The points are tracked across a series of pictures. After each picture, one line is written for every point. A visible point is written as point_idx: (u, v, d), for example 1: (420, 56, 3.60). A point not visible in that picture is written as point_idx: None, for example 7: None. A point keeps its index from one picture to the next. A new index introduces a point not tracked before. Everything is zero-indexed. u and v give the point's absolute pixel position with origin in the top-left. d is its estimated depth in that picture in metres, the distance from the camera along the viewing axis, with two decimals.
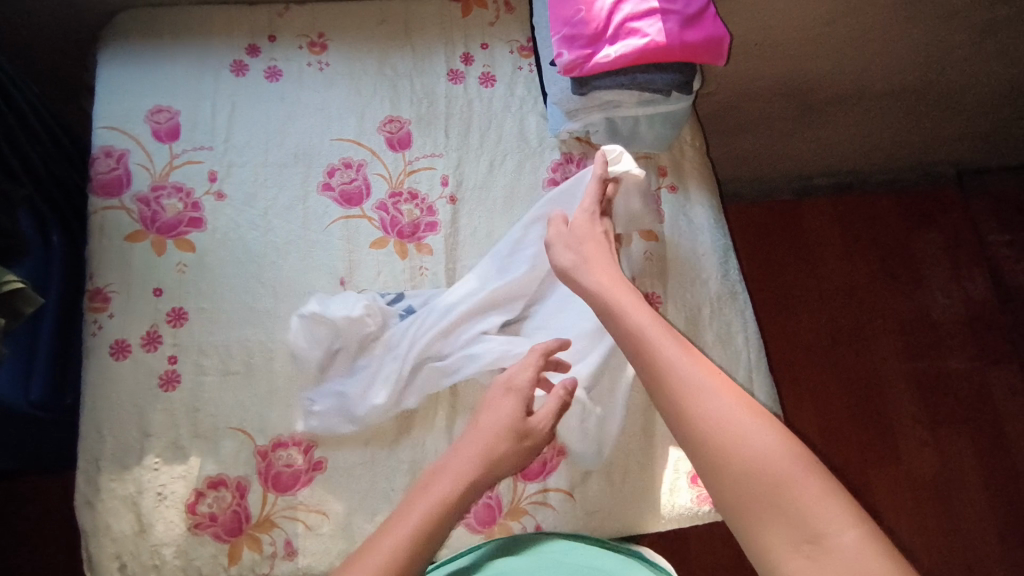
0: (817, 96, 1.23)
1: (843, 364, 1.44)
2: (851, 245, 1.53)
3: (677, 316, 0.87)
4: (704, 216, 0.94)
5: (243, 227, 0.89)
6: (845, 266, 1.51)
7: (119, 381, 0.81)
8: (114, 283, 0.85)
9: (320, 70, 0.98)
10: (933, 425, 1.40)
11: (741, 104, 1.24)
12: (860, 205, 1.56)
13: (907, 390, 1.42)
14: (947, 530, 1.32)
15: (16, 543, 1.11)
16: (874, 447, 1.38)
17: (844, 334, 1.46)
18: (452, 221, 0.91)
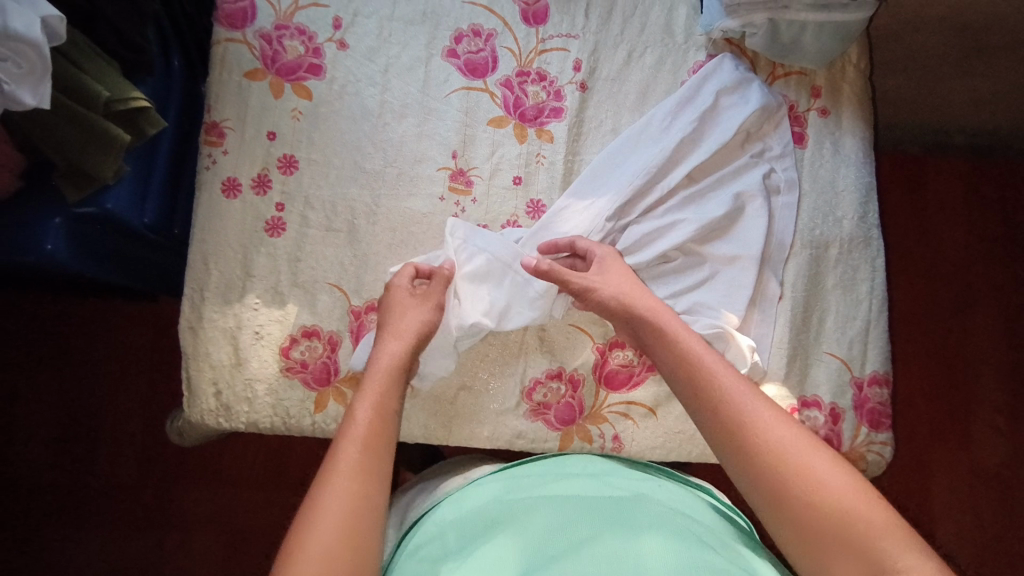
0: (1001, 40, 1.06)
1: (936, 337, 1.35)
2: (978, 214, 1.39)
3: (801, 255, 0.83)
4: (853, 149, 0.86)
5: (362, 83, 0.85)
6: (964, 237, 1.38)
7: (228, 218, 0.82)
8: (230, 119, 0.83)
9: None
10: (1015, 417, 1.32)
11: (908, 36, 1.08)
12: (1000, 175, 1.40)
13: (1001, 375, 1.33)
14: (1004, 517, 1.28)
15: (112, 360, 1.19)
16: (950, 427, 1.31)
17: (947, 308, 1.36)
18: (579, 110, 0.85)
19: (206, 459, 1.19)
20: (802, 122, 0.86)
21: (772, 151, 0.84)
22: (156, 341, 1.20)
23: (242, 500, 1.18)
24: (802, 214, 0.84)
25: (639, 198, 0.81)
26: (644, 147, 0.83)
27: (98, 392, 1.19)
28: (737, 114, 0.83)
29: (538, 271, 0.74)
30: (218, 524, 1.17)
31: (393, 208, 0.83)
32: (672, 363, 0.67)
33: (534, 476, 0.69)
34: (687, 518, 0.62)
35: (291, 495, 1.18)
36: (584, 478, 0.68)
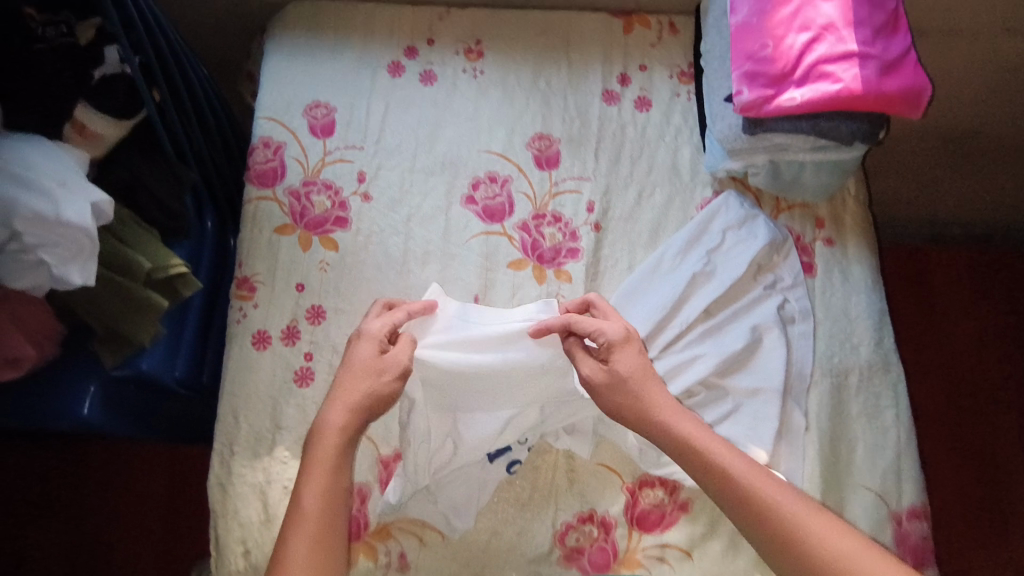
0: (981, 142, 1.17)
1: (967, 436, 1.33)
2: (987, 308, 1.40)
3: (822, 383, 0.83)
4: (862, 276, 0.88)
5: (386, 233, 0.89)
6: (972, 331, 1.39)
7: (258, 370, 0.84)
8: (261, 273, 0.87)
9: (474, 78, 0.96)
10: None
11: (897, 146, 1.18)
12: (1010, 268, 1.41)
13: None
14: None
15: (128, 500, 1.18)
16: (993, 531, 1.27)
17: (970, 404, 1.34)
18: (594, 249, 0.89)
19: None
20: (810, 252, 0.88)
21: (784, 281, 0.86)
22: (172, 479, 1.19)
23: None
24: (819, 343, 0.85)
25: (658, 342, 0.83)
26: (651, 288, 0.85)
27: (112, 536, 1.16)
28: (746, 250, 0.86)
29: (568, 354, 0.74)
30: None
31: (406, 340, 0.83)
32: (702, 471, 0.68)
33: None
34: None
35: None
36: None
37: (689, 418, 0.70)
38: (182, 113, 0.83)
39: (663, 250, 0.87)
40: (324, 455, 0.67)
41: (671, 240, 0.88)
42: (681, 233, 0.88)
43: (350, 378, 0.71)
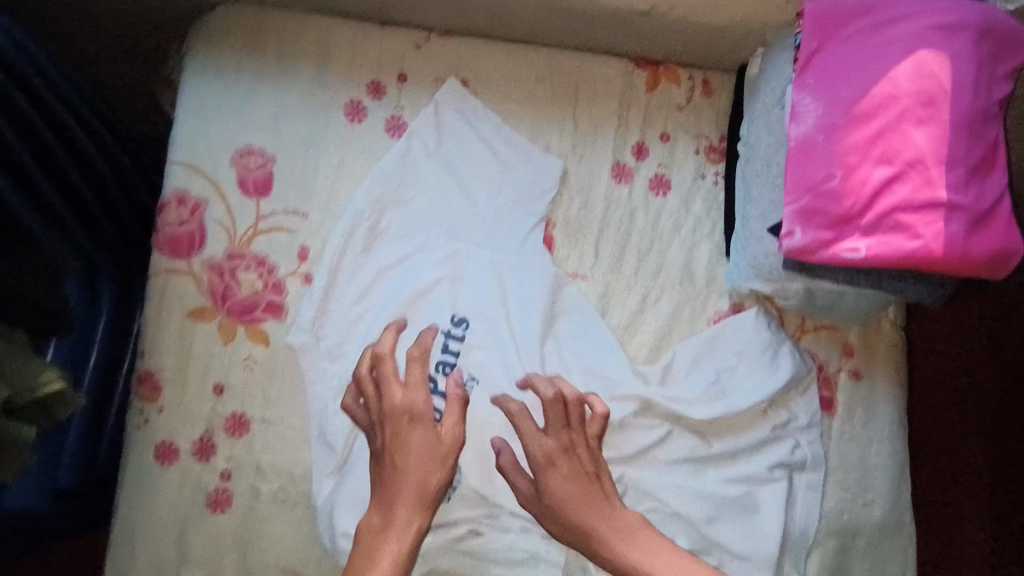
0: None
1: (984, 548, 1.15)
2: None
3: (827, 542, 0.74)
4: (886, 420, 0.77)
5: (370, 318, 0.72)
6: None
7: (162, 491, 0.68)
8: (168, 369, 0.70)
9: (438, 130, 0.76)
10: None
11: None
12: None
13: None
14: None
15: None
16: None
17: None
18: (586, 365, 0.73)
19: None
20: (830, 385, 0.77)
21: (798, 422, 0.75)
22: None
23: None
24: (828, 495, 0.75)
25: (650, 476, 0.73)
26: (647, 416, 0.73)
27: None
28: (758, 385, 0.74)
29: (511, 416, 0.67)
30: None
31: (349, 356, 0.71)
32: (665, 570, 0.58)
33: None
34: None
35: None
36: None
37: (601, 511, 0.62)
38: (4, 101, 0.57)
39: (662, 366, 0.74)
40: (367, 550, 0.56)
41: (675, 356, 0.75)
42: (688, 347, 0.75)
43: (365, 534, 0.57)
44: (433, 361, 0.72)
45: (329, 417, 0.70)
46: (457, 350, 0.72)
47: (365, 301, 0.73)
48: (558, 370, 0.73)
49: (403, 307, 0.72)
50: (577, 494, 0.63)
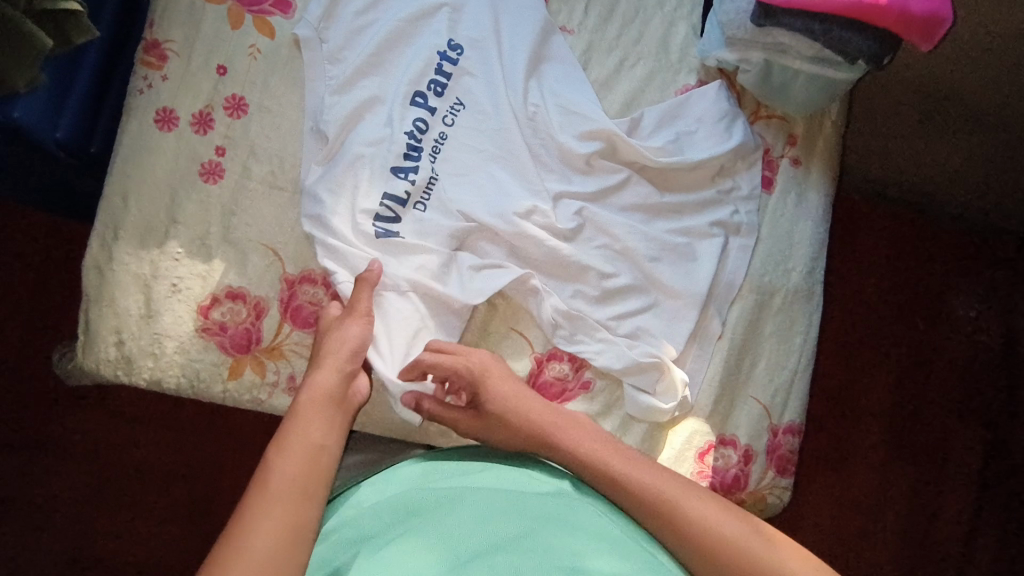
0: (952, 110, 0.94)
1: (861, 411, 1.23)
2: (940, 382, 1.24)
3: (746, 299, 0.84)
4: (815, 203, 0.86)
5: (373, 33, 0.78)
6: (910, 389, 1.24)
7: (158, 152, 0.73)
8: (175, 41, 0.74)
9: None
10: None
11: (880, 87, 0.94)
12: (991, 370, 1.24)
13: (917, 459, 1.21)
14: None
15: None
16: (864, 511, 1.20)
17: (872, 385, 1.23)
18: (561, 106, 0.80)
19: None
20: (774, 167, 0.86)
21: (741, 191, 0.84)
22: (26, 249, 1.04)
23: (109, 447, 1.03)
24: (755, 257, 0.84)
25: (604, 216, 0.81)
26: (611, 162, 0.81)
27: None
28: (710, 148, 0.82)
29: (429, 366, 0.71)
30: None
31: (349, 59, 0.77)
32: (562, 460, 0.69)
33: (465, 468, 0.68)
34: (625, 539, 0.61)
35: (172, 449, 1.04)
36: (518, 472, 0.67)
37: (543, 406, 0.71)
38: None
39: (636, 125, 0.82)
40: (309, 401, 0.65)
41: (646, 117, 0.82)
42: (656, 111, 0.82)
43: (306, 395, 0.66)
44: (425, 78, 0.78)
45: (325, 106, 0.76)
46: (450, 74, 0.79)
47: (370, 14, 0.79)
48: (537, 106, 0.80)
49: (405, 24, 0.79)
50: (518, 395, 0.71)
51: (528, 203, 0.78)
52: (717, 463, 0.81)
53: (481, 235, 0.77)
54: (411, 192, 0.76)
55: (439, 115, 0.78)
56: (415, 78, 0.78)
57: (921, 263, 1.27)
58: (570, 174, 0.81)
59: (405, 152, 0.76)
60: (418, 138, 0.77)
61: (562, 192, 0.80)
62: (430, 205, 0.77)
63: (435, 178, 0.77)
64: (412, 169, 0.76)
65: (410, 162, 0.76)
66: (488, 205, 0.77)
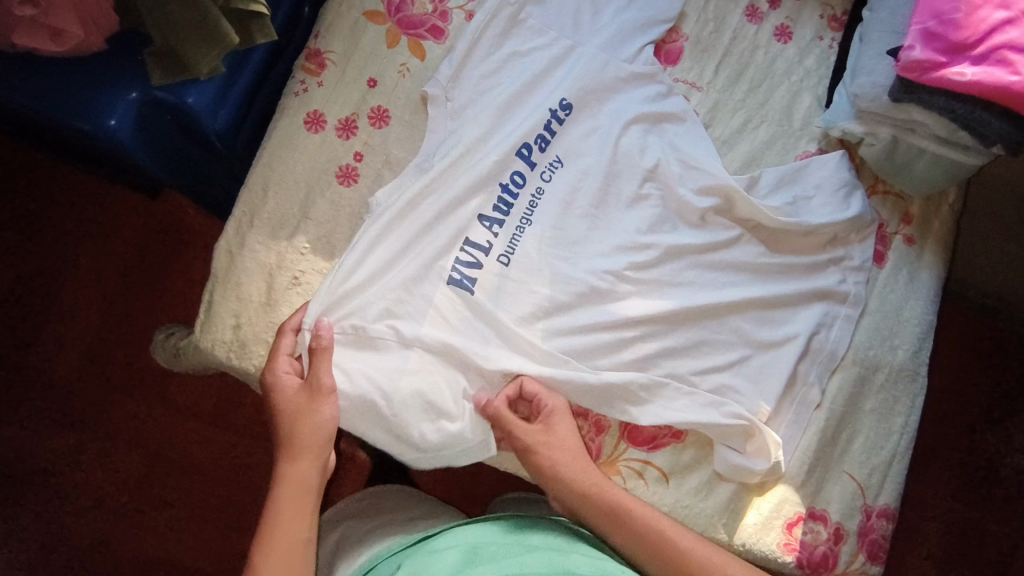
0: None
1: (923, 513, 1.16)
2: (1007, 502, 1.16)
3: (850, 370, 0.82)
4: (927, 283, 0.85)
5: (512, 72, 0.81)
6: (974, 506, 1.16)
7: (302, 150, 0.77)
8: (335, 53, 0.80)
9: None
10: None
11: None
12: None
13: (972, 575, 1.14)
14: None
15: (88, 243, 1.11)
16: None
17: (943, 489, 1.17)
18: (684, 157, 0.81)
19: (164, 379, 1.09)
20: (886, 242, 0.85)
21: (852, 262, 0.84)
22: (140, 233, 1.12)
23: (175, 432, 1.08)
24: (860, 330, 0.83)
25: (715, 273, 0.81)
26: (716, 225, 0.82)
27: (68, 272, 1.10)
28: (828, 216, 0.82)
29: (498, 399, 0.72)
30: (145, 451, 1.07)
31: (463, 121, 0.79)
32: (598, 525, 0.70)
33: (499, 547, 0.67)
34: None
35: (235, 442, 1.08)
36: (548, 552, 0.66)
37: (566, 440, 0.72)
38: None
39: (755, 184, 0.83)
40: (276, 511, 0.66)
41: (765, 179, 0.83)
42: (777, 171, 0.84)
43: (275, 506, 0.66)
44: (533, 132, 0.79)
45: (431, 152, 0.78)
46: (555, 131, 0.80)
47: (504, 60, 0.81)
48: (658, 159, 0.81)
49: (522, 89, 0.80)
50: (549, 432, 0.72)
51: (627, 248, 0.78)
52: (805, 538, 0.77)
53: (568, 288, 0.76)
54: (494, 244, 0.77)
55: (537, 171, 0.80)
56: (526, 132, 0.79)
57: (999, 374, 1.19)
58: (686, 222, 0.81)
59: (496, 204, 0.78)
60: (514, 191, 0.78)
61: (676, 246, 0.79)
62: (513, 260, 0.76)
63: (525, 226, 0.78)
64: (499, 220, 0.77)
65: (499, 214, 0.78)
66: (586, 260, 0.78)
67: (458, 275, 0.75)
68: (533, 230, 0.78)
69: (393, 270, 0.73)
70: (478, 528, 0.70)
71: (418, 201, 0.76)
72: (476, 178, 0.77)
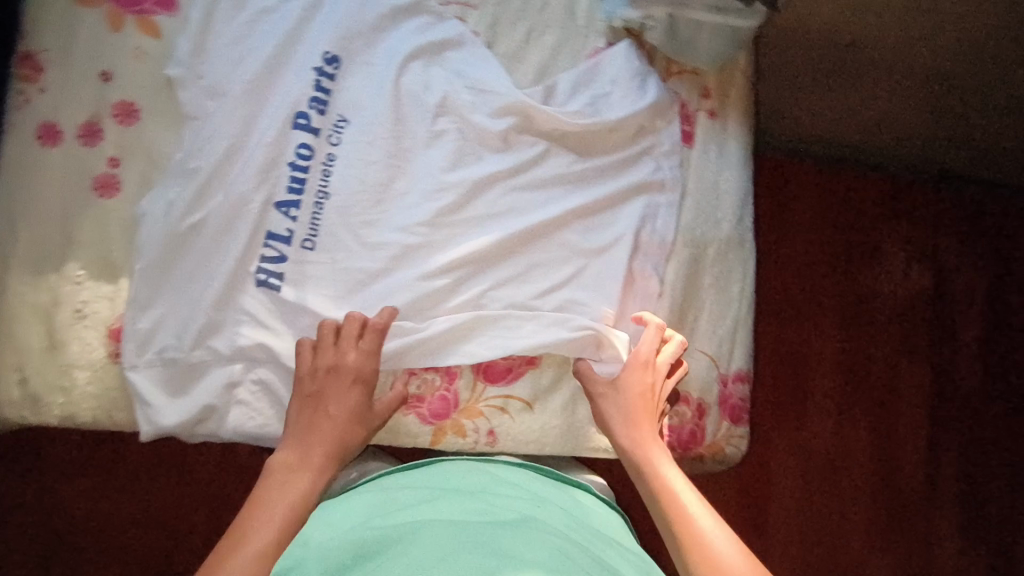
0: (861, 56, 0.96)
1: (792, 358, 1.25)
2: (871, 330, 1.26)
3: (682, 254, 0.83)
4: (736, 152, 0.87)
5: (264, 32, 0.73)
6: (852, 339, 1.25)
7: (44, 169, 0.69)
8: (52, 51, 0.71)
9: None
10: (881, 548, 1.21)
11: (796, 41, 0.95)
12: (918, 307, 1.27)
13: (845, 400, 1.24)
14: (827, 525, 1.22)
15: None
16: (805, 458, 1.23)
17: (804, 337, 1.25)
18: (472, 84, 0.78)
19: (24, 445, 1.05)
20: (691, 122, 0.86)
21: (662, 151, 0.84)
22: None
23: (50, 492, 1.05)
24: (684, 214, 0.84)
25: (530, 194, 0.79)
26: (519, 145, 0.79)
27: None
28: (629, 107, 0.81)
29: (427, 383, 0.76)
30: (26, 518, 1.05)
31: (219, 99, 0.71)
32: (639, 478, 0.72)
33: (425, 487, 0.67)
34: (582, 528, 0.63)
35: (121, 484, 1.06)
36: (471, 488, 0.66)
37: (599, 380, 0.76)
38: None
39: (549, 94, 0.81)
40: (278, 480, 0.66)
41: (558, 88, 0.81)
42: (568, 77, 0.82)
43: (272, 473, 0.67)
44: (306, 97, 0.73)
45: (192, 141, 0.70)
46: (329, 88, 0.74)
47: (252, 21, 0.73)
48: (443, 91, 0.77)
49: (280, 50, 0.73)
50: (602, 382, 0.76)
51: (432, 190, 0.76)
52: (672, 423, 0.80)
53: (382, 255, 0.74)
54: (295, 229, 0.73)
55: (324, 136, 0.74)
56: (296, 101, 0.73)
57: (839, 216, 1.28)
58: (489, 147, 0.78)
59: (289, 185, 0.73)
60: (303, 165, 0.73)
61: (485, 179, 0.77)
62: (318, 242, 0.73)
63: (322, 204, 0.74)
64: (295, 203, 0.73)
65: (292, 195, 0.73)
66: (394, 218, 0.75)
67: (263, 273, 0.72)
68: (331, 204, 0.74)
69: (188, 296, 0.70)
70: (432, 473, 0.70)
71: (199, 200, 0.70)
72: (259, 168, 0.71)
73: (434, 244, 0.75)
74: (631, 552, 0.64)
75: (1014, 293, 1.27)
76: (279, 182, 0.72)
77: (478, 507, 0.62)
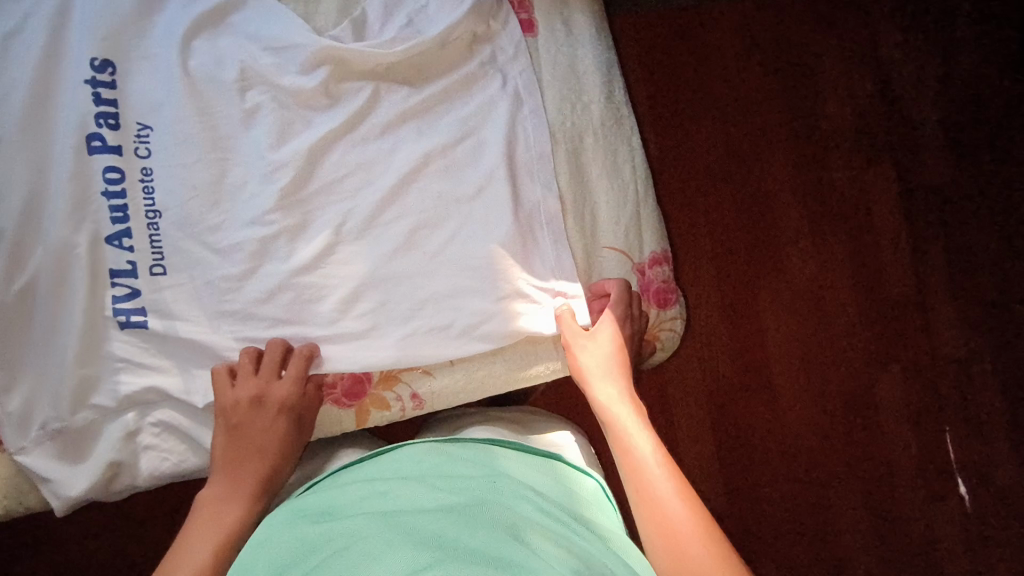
0: None
1: (743, 205, 1.17)
2: (816, 155, 1.18)
3: (560, 150, 0.77)
4: (584, 26, 0.80)
5: (16, 59, 0.67)
6: (802, 164, 1.18)
7: None
8: None
9: None
10: (885, 362, 1.14)
11: None
12: (868, 115, 1.18)
13: (810, 232, 1.16)
14: (827, 364, 1.14)
15: None
16: (787, 302, 1.15)
17: (748, 182, 1.17)
18: (272, 42, 0.71)
19: None
20: (527, 8, 0.79)
21: (504, 51, 0.76)
22: None
23: None
24: (549, 108, 0.77)
25: (374, 141, 0.72)
26: (345, 93, 0.72)
27: None
28: (447, 16, 0.73)
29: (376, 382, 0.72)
30: None
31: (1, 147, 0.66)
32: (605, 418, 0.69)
33: (360, 477, 0.57)
34: (545, 499, 0.54)
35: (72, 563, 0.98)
36: (417, 470, 0.57)
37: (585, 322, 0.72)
38: None
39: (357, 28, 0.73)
40: (208, 515, 0.63)
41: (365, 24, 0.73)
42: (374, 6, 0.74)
43: (204, 505, 0.63)
44: (90, 114, 0.67)
45: None
46: (113, 98, 0.68)
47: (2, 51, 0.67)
48: (240, 62, 0.69)
49: (43, 72, 0.67)
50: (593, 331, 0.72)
51: (265, 169, 0.69)
52: None
53: (237, 256, 0.68)
54: (137, 258, 0.67)
55: (129, 151, 0.68)
56: (81, 124, 0.66)
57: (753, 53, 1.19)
58: (315, 106, 0.71)
59: (112, 216, 0.67)
60: (118, 190, 0.67)
61: (323, 139, 0.70)
62: (168, 263, 0.68)
63: (157, 224, 0.68)
64: (125, 231, 0.67)
65: (120, 224, 0.67)
66: (238, 215, 0.69)
67: (124, 314, 0.67)
68: (166, 220, 0.68)
69: (49, 366, 0.66)
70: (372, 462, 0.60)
71: (18, 265, 0.66)
72: (68, 207, 0.66)
73: (289, 226, 0.69)
74: (611, 523, 0.56)
75: (955, 72, 1.18)
76: (102, 217, 0.67)
77: (422, 489, 0.53)
